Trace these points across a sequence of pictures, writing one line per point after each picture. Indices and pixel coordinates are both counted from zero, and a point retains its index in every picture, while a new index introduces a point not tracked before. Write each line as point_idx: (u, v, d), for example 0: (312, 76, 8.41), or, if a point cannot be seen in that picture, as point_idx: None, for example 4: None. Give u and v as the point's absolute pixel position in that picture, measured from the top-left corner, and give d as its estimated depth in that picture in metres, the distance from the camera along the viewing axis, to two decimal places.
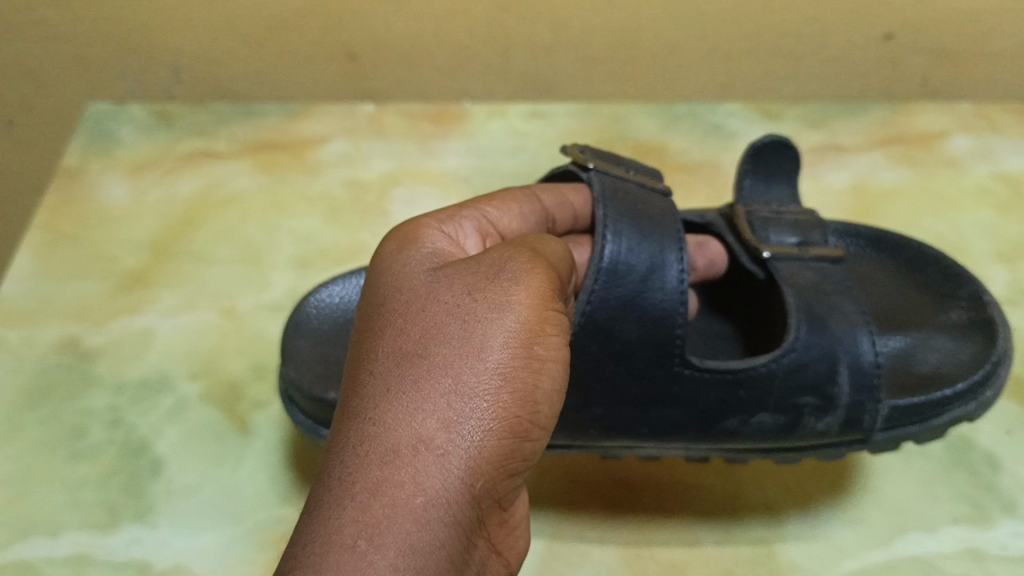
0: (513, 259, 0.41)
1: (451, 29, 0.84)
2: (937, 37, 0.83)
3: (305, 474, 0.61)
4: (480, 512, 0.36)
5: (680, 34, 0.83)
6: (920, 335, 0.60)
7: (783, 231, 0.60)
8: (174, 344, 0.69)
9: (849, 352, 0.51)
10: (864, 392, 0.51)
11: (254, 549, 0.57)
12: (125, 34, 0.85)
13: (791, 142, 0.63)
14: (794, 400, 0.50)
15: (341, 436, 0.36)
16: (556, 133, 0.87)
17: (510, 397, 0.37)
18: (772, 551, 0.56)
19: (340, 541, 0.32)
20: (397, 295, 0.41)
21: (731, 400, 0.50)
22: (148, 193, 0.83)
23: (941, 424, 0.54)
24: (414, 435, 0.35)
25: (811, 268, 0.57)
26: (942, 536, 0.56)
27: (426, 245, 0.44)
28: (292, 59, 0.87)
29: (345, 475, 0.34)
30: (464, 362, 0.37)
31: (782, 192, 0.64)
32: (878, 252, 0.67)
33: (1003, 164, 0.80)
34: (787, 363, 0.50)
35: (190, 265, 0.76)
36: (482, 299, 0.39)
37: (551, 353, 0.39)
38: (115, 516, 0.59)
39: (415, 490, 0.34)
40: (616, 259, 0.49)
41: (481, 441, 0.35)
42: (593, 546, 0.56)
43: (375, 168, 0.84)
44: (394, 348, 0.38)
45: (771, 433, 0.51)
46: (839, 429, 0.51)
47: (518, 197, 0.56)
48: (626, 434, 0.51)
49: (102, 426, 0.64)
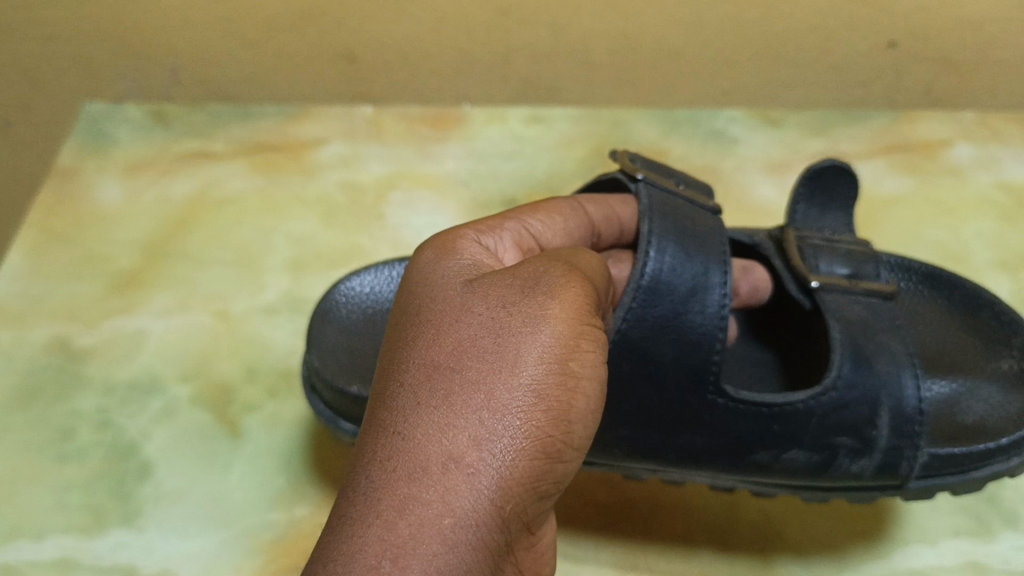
0: (548, 273, 0.40)
1: (451, 33, 0.84)
2: (939, 46, 0.82)
3: (296, 479, 0.60)
4: (508, 536, 0.35)
5: (681, 39, 0.83)
6: (966, 381, 0.57)
7: (835, 260, 0.57)
8: (166, 346, 0.68)
9: (892, 394, 0.49)
10: (903, 438, 0.49)
11: (242, 555, 0.56)
12: (123, 34, 0.84)
13: (852, 168, 0.59)
14: (830, 440, 0.49)
15: (369, 450, 0.35)
16: (555, 137, 0.87)
17: (544, 415, 0.35)
18: (770, 565, 0.54)
19: (364, 561, 0.31)
20: (431, 306, 0.40)
21: (764, 434, 0.49)
22: (143, 193, 0.82)
23: (978, 477, 0.52)
24: (443, 452, 0.34)
25: (859, 302, 0.54)
26: (942, 549, 0.55)
27: (464, 256, 0.44)
28: (291, 61, 0.87)
29: (371, 491, 0.33)
30: (497, 378, 0.36)
31: (838, 220, 0.61)
32: (932, 291, 0.63)
33: (1005, 174, 0.79)
34: (827, 401, 0.49)
35: (183, 266, 0.75)
36: (517, 313, 0.38)
37: (588, 370, 0.38)
38: (102, 520, 0.58)
39: (443, 509, 0.32)
40: (657, 276, 0.48)
41: (513, 461, 0.34)
42: (588, 556, 0.55)
43: (373, 171, 0.83)
44: (426, 360, 0.37)
45: (804, 471, 0.50)
46: (874, 471, 0.50)
47: (563, 208, 0.55)
48: (651, 457, 0.50)
49: (91, 428, 0.63)
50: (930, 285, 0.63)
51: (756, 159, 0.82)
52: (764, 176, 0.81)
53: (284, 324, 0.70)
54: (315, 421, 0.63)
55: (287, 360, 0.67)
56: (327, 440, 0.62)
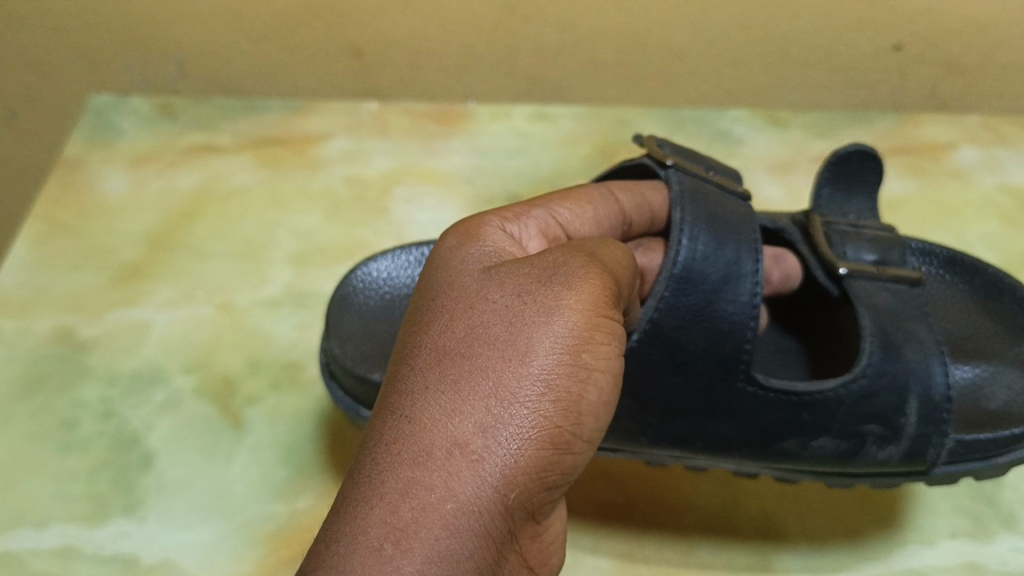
0: (567, 264, 0.40)
1: (457, 28, 0.84)
2: (944, 48, 0.83)
3: (298, 471, 0.60)
4: (512, 524, 0.35)
5: (687, 38, 0.83)
6: (992, 366, 0.57)
7: (862, 246, 0.57)
8: (170, 337, 0.69)
9: (921, 382, 0.49)
10: (931, 425, 0.50)
11: (243, 546, 0.56)
12: (130, 26, 0.84)
13: (876, 153, 0.59)
14: (859, 428, 0.49)
15: (378, 432, 0.36)
16: (560, 134, 0.87)
17: (553, 406, 0.36)
18: (768, 562, 0.55)
19: (366, 542, 0.32)
20: (447, 292, 0.40)
21: (794, 422, 0.49)
22: (148, 185, 0.82)
23: (1002, 463, 0.52)
24: (449, 438, 0.34)
25: (887, 290, 0.54)
26: (940, 549, 0.55)
27: (488, 243, 0.44)
28: (297, 54, 0.87)
29: (376, 473, 0.34)
30: (507, 366, 0.36)
31: (862, 205, 0.61)
32: (953, 276, 0.63)
33: (1009, 176, 0.79)
34: (856, 389, 0.49)
35: (188, 258, 0.75)
36: (531, 303, 0.38)
37: (601, 363, 0.38)
38: (104, 509, 0.58)
39: (445, 494, 0.33)
40: (690, 265, 0.48)
41: (519, 450, 0.34)
42: (587, 551, 0.55)
43: (377, 165, 0.83)
44: (437, 346, 0.37)
45: (830, 458, 0.50)
46: (900, 459, 0.50)
47: (594, 197, 0.55)
48: (678, 445, 0.51)
49: (94, 418, 0.63)
50: (950, 270, 0.63)
51: (760, 159, 0.83)
52: (768, 177, 0.81)
53: (288, 317, 0.70)
54: (318, 413, 0.64)
55: (291, 352, 0.67)
56: (331, 432, 0.62)
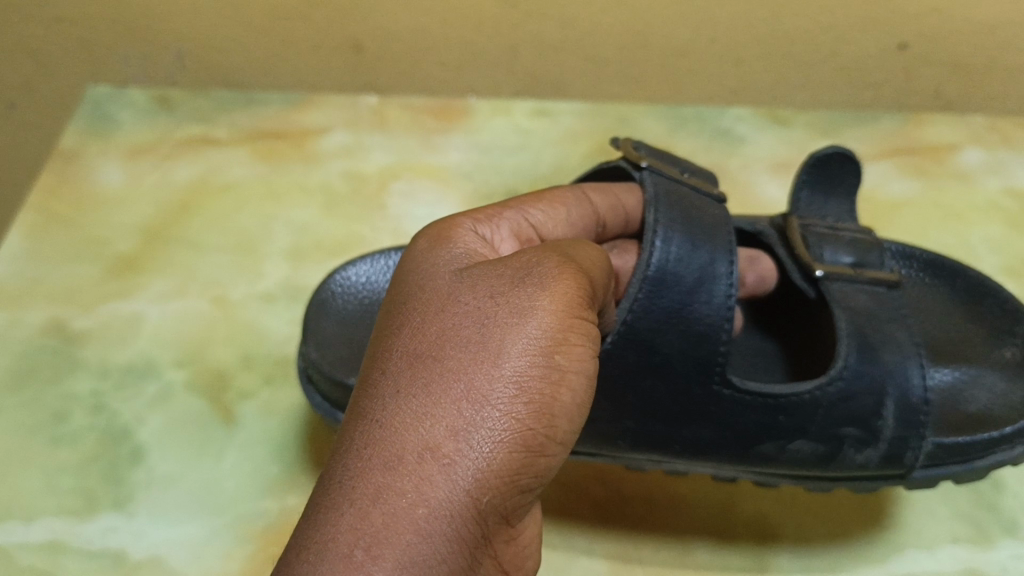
0: (540, 264, 0.39)
1: (458, 22, 0.83)
2: (950, 49, 0.82)
3: (289, 468, 0.59)
4: (486, 529, 0.34)
5: (690, 36, 0.82)
6: (970, 369, 0.56)
7: (840, 248, 0.56)
8: (163, 331, 0.68)
9: (899, 385, 0.49)
10: (910, 428, 0.49)
11: (233, 543, 0.56)
12: (130, 16, 0.84)
13: (855, 155, 0.59)
14: (836, 430, 0.48)
15: (348, 436, 0.35)
16: (560, 131, 0.86)
17: (526, 408, 0.35)
18: (765, 563, 0.54)
19: (337, 549, 0.31)
20: (419, 295, 0.39)
21: (771, 424, 0.48)
22: (144, 177, 0.81)
23: (982, 466, 0.52)
24: (420, 441, 0.33)
25: (865, 292, 0.53)
26: (939, 555, 0.54)
27: (460, 246, 0.43)
28: (297, 48, 0.86)
29: (346, 479, 0.33)
30: (479, 368, 0.35)
31: (841, 208, 0.60)
32: (934, 279, 0.63)
33: (1014, 179, 0.79)
34: (833, 391, 0.48)
35: (183, 251, 0.75)
36: (504, 304, 0.37)
37: (575, 364, 0.37)
38: (93, 504, 0.58)
39: (417, 499, 0.32)
40: (664, 266, 0.47)
41: (492, 453, 0.34)
42: (581, 552, 0.55)
43: (375, 160, 0.83)
44: (409, 349, 0.37)
45: (808, 462, 0.49)
46: (878, 462, 0.49)
47: (568, 199, 0.55)
48: (655, 449, 0.50)
49: (86, 411, 0.63)
50: (931, 273, 0.63)
51: (762, 158, 0.82)
52: (771, 176, 0.80)
53: (282, 312, 0.69)
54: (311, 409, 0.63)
55: (285, 348, 0.67)
56: (322, 428, 0.62)
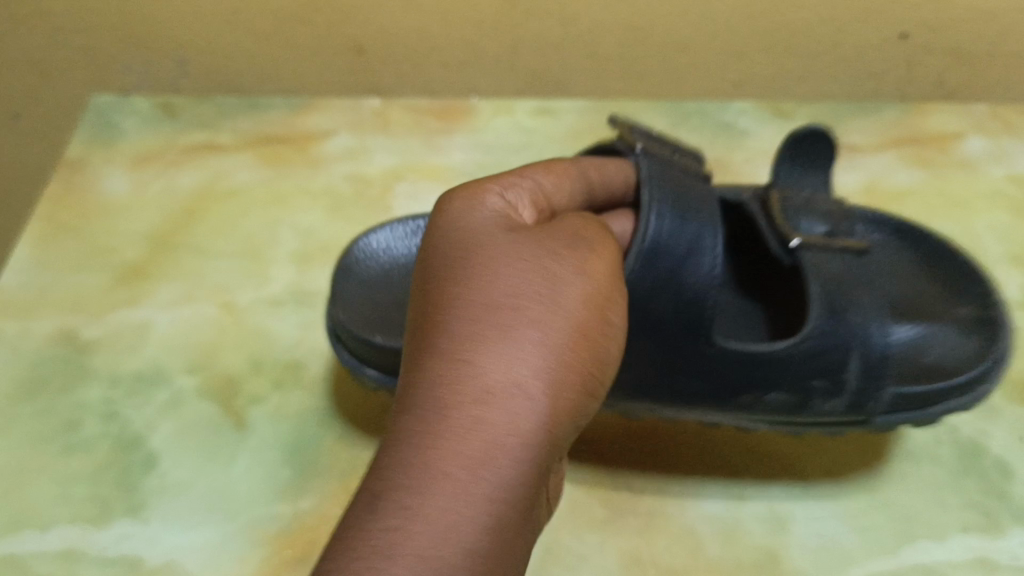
0: (581, 236, 0.44)
1: (459, 23, 0.83)
2: (950, 38, 0.82)
3: (300, 471, 0.60)
4: (551, 462, 0.38)
5: (690, 31, 0.82)
6: (930, 327, 0.59)
7: (813, 218, 0.59)
8: (172, 337, 0.68)
9: (865, 340, 0.51)
10: (875, 380, 0.51)
11: (246, 547, 0.56)
12: (133, 25, 0.84)
13: (830, 132, 0.61)
14: (805, 382, 0.51)
15: (430, 372, 0.37)
16: (562, 129, 0.86)
17: (589, 353, 0.39)
18: (775, 555, 0.54)
19: (439, 478, 0.34)
20: (476, 246, 0.42)
21: (748, 377, 0.51)
22: (149, 184, 0.82)
23: (940, 414, 0.53)
24: (507, 377, 0.37)
25: (839, 260, 0.55)
26: (951, 545, 0.54)
27: (490, 207, 0.45)
28: (299, 52, 0.86)
29: (437, 411, 0.36)
30: (552, 317, 0.39)
31: (816, 179, 0.63)
32: (900, 244, 0.64)
33: (1018, 166, 0.79)
34: (805, 348, 0.51)
35: (190, 257, 0.75)
36: (561, 266, 0.41)
37: (617, 321, 0.42)
38: (107, 511, 0.58)
39: (508, 430, 0.36)
40: (659, 237, 0.49)
41: (564, 391, 0.38)
42: (592, 548, 0.55)
43: (378, 162, 0.83)
44: (482, 296, 0.39)
45: (781, 411, 0.52)
46: (845, 411, 0.52)
47: (568, 169, 0.53)
48: (637, 401, 0.52)
49: (98, 419, 0.63)
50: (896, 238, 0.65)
51: (765, 152, 0.82)
52: None
53: (290, 316, 0.70)
54: (320, 411, 0.63)
55: (293, 352, 0.67)
56: (330, 432, 0.62)
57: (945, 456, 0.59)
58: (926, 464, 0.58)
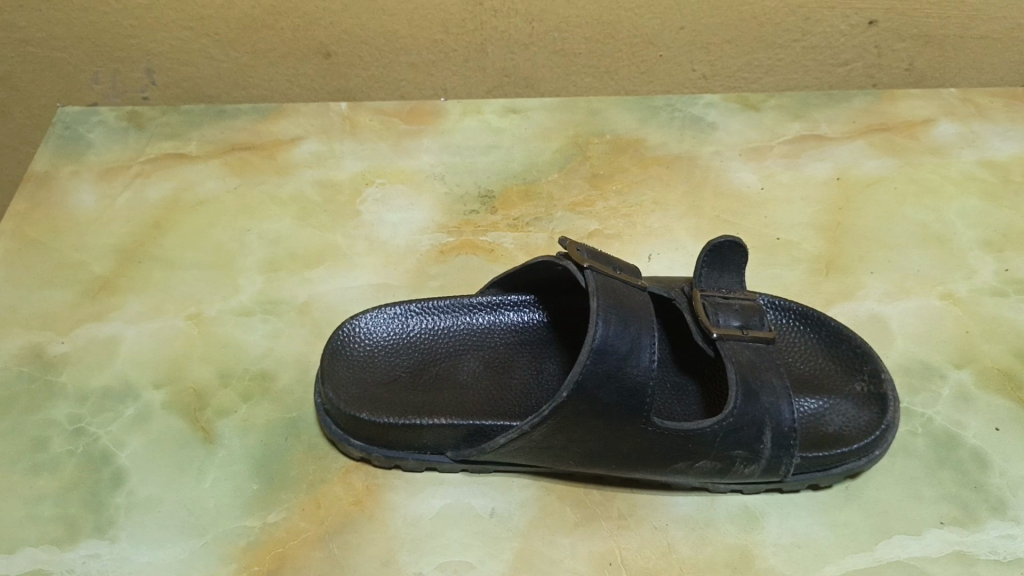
0: None
1: (425, 24, 0.82)
2: (919, 22, 0.81)
3: (270, 484, 0.58)
4: None
5: (660, 24, 0.81)
6: (830, 399, 0.58)
7: (730, 314, 0.58)
8: (140, 352, 0.67)
9: (772, 416, 0.52)
10: (782, 450, 0.52)
11: (216, 563, 0.54)
12: (95, 35, 0.83)
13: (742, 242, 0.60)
14: (727, 452, 0.52)
15: None
16: (532, 128, 0.85)
17: None
18: (749, 554, 0.53)
19: None
20: None
21: (680, 450, 0.52)
22: (117, 196, 0.81)
23: (836, 473, 0.55)
24: None
25: (749, 347, 0.56)
26: (927, 539, 0.53)
27: None
28: (264, 58, 0.85)
29: None
30: None
31: (733, 281, 0.61)
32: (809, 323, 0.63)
33: (991, 151, 0.80)
34: (728, 424, 0.51)
35: (158, 270, 0.74)
36: None
37: None
38: (74, 532, 0.56)
39: None
40: (605, 341, 0.50)
41: None
42: (565, 554, 0.53)
43: (347, 168, 0.82)
44: None
45: (706, 474, 0.53)
46: (761, 472, 0.53)
47: None
48: (570, 461, 0.54)
49: (63, 438, 0.61)
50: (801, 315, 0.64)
51: (735, 144, 0.82)
52: (743, 162, 0.80)
53: (258, 327, 0.69)
54: (287, 423, 0.62)
55: (261, 363, 0.66)
56: (299, 445, 0.61)
57: (918, 448, 0.58)
58: (901, 458, 0.58)
